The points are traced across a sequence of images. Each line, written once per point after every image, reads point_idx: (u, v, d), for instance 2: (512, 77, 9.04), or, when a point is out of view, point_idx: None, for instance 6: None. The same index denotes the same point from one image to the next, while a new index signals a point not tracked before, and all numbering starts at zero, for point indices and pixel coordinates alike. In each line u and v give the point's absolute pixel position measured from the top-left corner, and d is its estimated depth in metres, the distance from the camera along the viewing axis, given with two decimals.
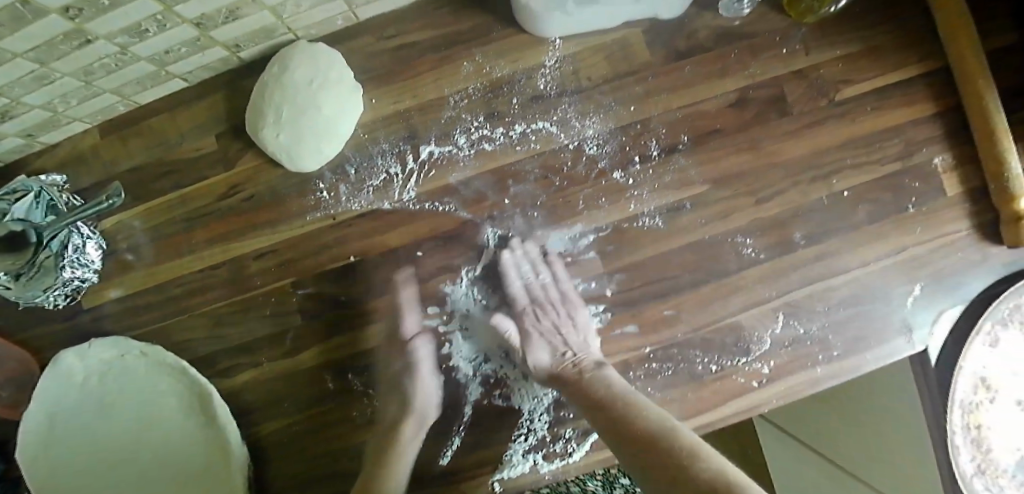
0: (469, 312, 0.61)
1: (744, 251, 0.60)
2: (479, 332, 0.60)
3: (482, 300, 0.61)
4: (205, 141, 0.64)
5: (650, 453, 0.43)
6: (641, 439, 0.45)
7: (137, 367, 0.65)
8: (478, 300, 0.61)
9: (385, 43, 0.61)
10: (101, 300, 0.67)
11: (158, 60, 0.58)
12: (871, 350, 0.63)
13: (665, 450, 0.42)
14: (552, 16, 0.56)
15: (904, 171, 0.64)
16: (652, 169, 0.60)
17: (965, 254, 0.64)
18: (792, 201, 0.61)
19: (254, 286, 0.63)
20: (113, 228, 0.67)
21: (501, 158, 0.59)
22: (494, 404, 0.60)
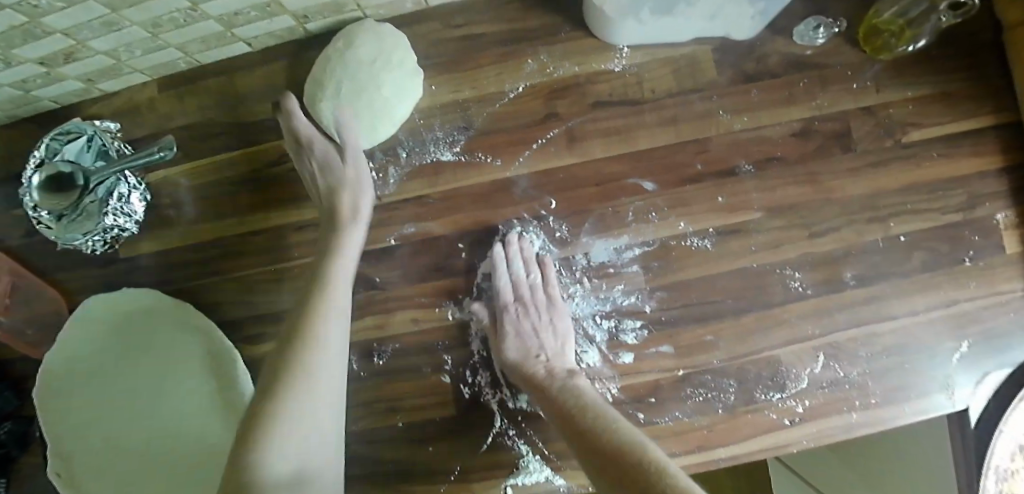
0: None
1: (791, 284, 0.59)
2: None
3: None
4: (260, 108, 0.65)
5: (597, 453, 0.43)
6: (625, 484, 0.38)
7: (163, 323, 0.65)
8: None
9: (452, 31, 0.60)
10: (135, 251, 0.67)
11: (225, 20, 0.58)
12: (910, 402, 0.60)
13: (635, 468, 0.39)
14: (624, 23, 0.55)
15: (965, 222, 0.61)
16: (708, 190, 0.58)
17: (1019, 316, 0.61)
18: (847, 239, 0.59)
19: (291, 257, 0.63)
20: (159, 182, 0.67)
21: (554, 160, 0.59)
22: (518, 407, 0.59)
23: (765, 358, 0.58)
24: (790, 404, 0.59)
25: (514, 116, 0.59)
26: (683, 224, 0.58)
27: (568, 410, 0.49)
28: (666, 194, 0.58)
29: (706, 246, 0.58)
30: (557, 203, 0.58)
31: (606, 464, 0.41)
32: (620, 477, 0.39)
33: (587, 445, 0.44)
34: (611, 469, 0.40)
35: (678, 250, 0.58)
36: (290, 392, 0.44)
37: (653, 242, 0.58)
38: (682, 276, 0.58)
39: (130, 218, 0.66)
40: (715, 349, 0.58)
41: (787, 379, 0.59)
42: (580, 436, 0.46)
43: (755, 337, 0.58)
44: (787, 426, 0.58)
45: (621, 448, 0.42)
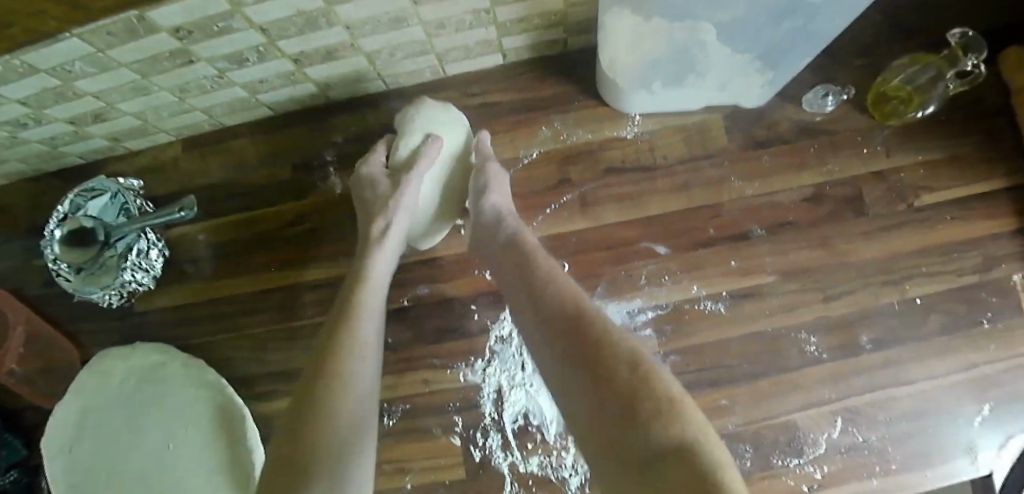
0: (512, 371, 0.60)
1: (806, 348, 0.58)
2: (521, 392, 0.59)
3: (527, 361, 0.60)
4: (280, 168, 0.66)
5: (575, 355, 0.33)
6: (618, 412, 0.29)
7: (172, 378, 0.65)
8: (523, 361, 0.60)
9: (469, 99, 0.63)
10: (154, 306, 0.68)
11: (250, 88, 0.60)
12: (931, 468, 0.59)
13: (613, 376, 0.31)
14: (637, 93, 0.57)
15: (982, 285, 0.61)
16: (720, 253, 0.59)
17: None
18: (861, 302, 0.59)
19: (307, 315, 0.64)
20: (179, 238, 0.69)
21: (567, 224, 0.60)
22: (529, 471, 0.58)
23: (781, 423, 0.58)
24: (808, 470, 0.58)
25: (528, 181, 0.61)
26: (696, 287, 0.58)
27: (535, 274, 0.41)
28: (678, 258, 0.59)
29: (720, 309, 0.58)
30: (570, 266, 0.59)
31: (590, 347, 0.33)
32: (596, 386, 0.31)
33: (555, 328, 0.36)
34: (589, 357, 0.32)
35: (691, 313, 0.58)
36: (347, 372, 0.39)
37: (667, 306, 0.58)
38: (696, 339, 0.58)
39: (148, 272, 0.66)
40: (731, 413, 0.58)
41: (805, 444, 0.58)
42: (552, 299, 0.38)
43: (771, 402, 0.58)
44: (806, 492, 0.57)
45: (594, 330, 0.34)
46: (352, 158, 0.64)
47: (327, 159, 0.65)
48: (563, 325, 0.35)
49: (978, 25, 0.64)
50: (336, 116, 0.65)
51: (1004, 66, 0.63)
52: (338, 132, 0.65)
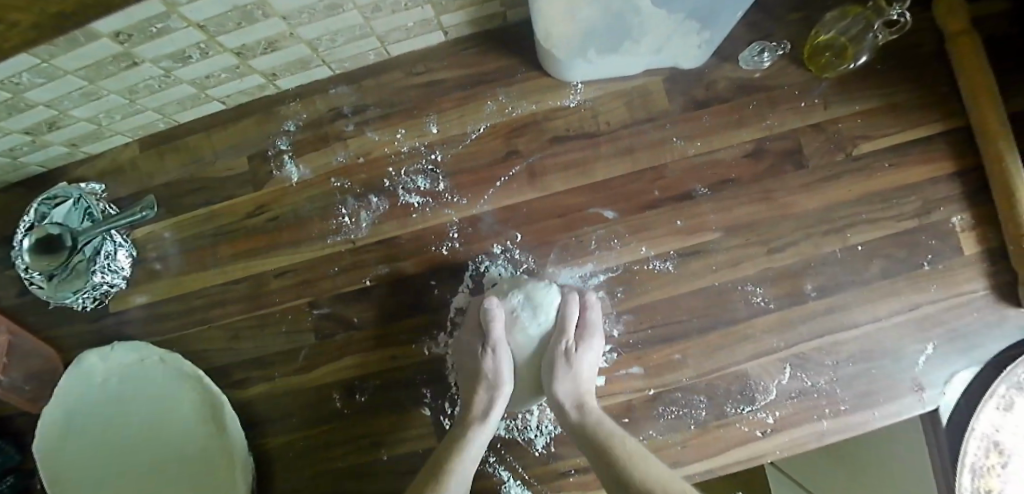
0: None
1: (753, 300, 0.61)
2: None
3: None
4: (237, 161, 0.67)
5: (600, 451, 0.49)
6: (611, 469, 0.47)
7: (155, 373, 0.67)
8: None
9: (414, 78, 0.64)
10: (125, 305, 0.70)
11: (199, 83, 0.61)
12: (879, 406, 0.62)
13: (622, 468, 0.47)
14: (574, 62, 0.58)
15: (920, 228, 0.63)
16: (667, 214, 0.61)
17: (981, 314, 0.63)
18: (804, 253, 0.62)
19: (272, 303, 0.65)
20: (144, 238, 0.70)
21: (517, 196, 0.62)
22: (497, 434, 0.61)
23: (733, 373, 0.60)
24: (760, 415, 0.60)
25: (476, 156, 0.63)
26: (644, 249, 0.61)
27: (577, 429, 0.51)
28: (626, 221, 0.61)
29: (668, 268, 0.60)
30: (522, 236, 0.61)
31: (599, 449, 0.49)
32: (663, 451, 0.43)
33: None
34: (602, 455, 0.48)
35: (641, 274, 0.60)
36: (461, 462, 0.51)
37: (616, 268, 0.60)
38: (646, 298, 0.60)
39: (117, 274, 0.68)
40: (684, 367, 0.60)
41: (756, 391, 0.60)
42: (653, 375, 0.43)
43: (722, 354, 0.60)
44: (760, 437, 0.60)
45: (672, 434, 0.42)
46: (306, 146, 0.66)
47: (282, 148, 0.66)
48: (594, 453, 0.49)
49: None
50: (287, 106, 0.67)
51: (938, 10, 0.64)
52: (290, 121, 0.66)
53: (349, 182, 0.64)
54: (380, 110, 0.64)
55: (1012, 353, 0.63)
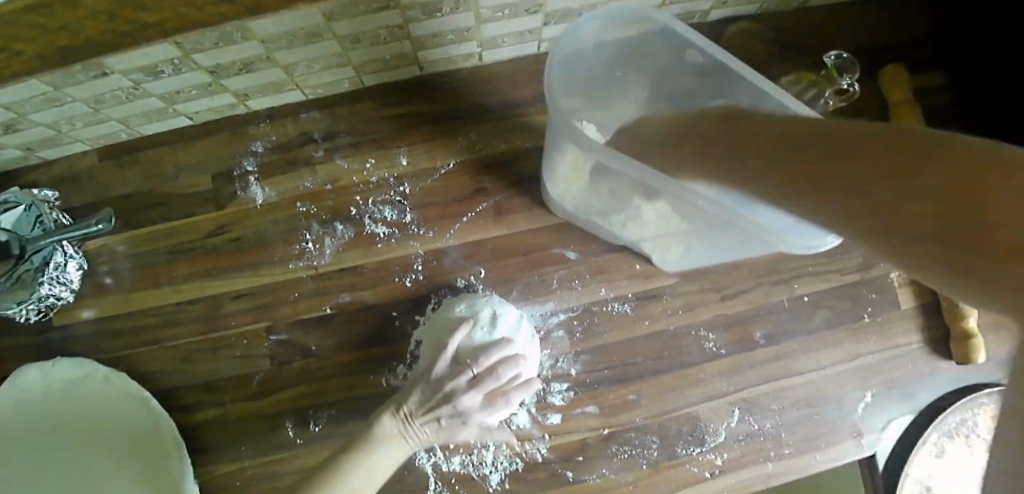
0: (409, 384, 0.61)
1: (706, 344, 0.63)
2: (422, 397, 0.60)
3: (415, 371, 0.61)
4: (201, 178, 0.66)
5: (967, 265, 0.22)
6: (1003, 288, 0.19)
7: (96, 393, 0.64)
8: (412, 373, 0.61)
9: (388, 110, 0.65)
10: (71, 319, 0.67)
11: (167, 98, 0.60)
12: (821, 450, 0.64)
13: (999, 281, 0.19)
14: (561, 203, 0.59)
15: (863, 283, 0.67)
16: (628, 258, 0.63)
17: (916, 366, 0.67)
18: (755, 301, 0.64)
19: (227, 326, 0.64)
20: (97, 250, 0.68)
21: (482, 232, 0.62)
22: (451, 469, 0.60)
23: (685, 415, 0.62)
24: (709, 457, 0.62)
25: (444, 190, 0.63)
26: (605, 290, 0.62)
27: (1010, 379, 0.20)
28: (588, 263, 0.62)
29: (627, 310, 0.62)
30: (486, 272, 0.62)
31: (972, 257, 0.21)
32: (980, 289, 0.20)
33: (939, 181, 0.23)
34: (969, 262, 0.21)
35: (600, 314, 0.62)
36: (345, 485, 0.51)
37: (577, 307, 0.62)
38: (603, 339, 0.62)
39: (66, 286, 0.66)
40: (638, 407, 0.61)
41: (706, 433, 0.62)
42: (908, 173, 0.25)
43: (675, 395, 0.62)
44: (708, 477, 0.62)
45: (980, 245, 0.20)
46: (274, 168, 0.65)
47: (248, 169, 0.65)
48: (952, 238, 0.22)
49: (858, 44, 0.70)
50: (256, 126, 0.66)
51: (888, 77, 0.69)
52: (259, 142, 0.66)
53: (315, 207, 0.64)
54: (351, 138, 0.65)
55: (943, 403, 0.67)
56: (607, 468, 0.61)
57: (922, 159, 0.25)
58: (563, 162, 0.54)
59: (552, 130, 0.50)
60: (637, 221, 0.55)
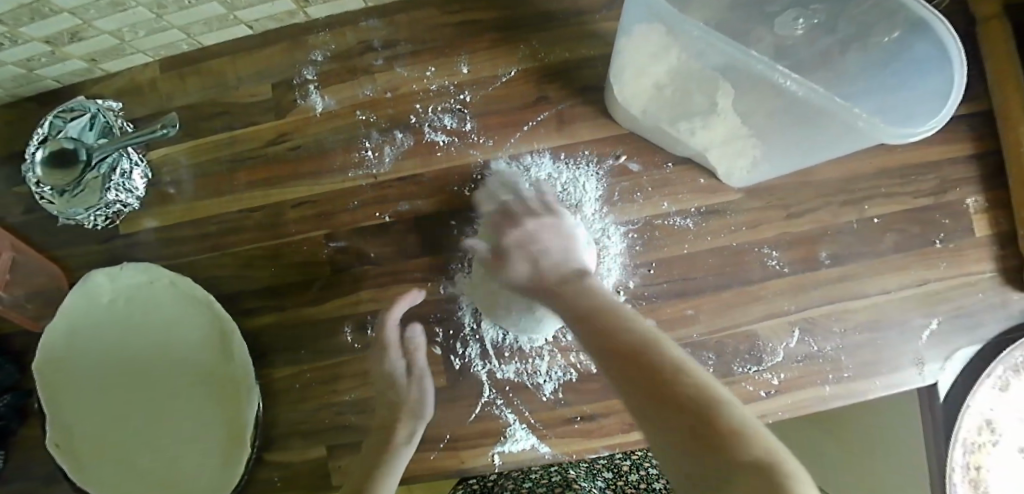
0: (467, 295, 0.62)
1: (769, 262, 0.61)
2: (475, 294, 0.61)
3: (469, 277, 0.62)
4: (260, 87, 0.66)
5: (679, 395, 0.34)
6: (671, 399, 0.33)
7: (163, 295, 0.66)
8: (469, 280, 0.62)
9: (448, 17, 0.63)
10: (136, 228, 0.68)
11: (228, 3, 0.60)
12: (881, 377, 0.63)
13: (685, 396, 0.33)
14: (631, 109, 0.57)
15: (936, 207, 0.64)
16: (690, 171, 0.61)
17: (987, 295, 0.64)
18: (822, 220, 0.62)
19: (287, 233, 0.65)
20: (159, 160, 0.69)
21: (543, 142, 0.62)
22: (506, 377, 0.61)
23: (742, 333, 0.61)
24: (766, 376, 0.61)
25: (505, 99, 0.62)
26: (666, 204, 0.61)
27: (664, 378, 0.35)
28: (650, 175, 0.61)
29: (688, 225, 0.61)
30: (547, 183, 0.62)
31: (657, 394, 0.34)
32: (687, 430, 0.31)
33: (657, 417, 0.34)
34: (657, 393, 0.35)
35: (661, 228, 0.61)
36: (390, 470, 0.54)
37: (637, 221, 0.61)
38: (662, 254, 0.61)
39: (131, 193, 0.66)
40: (696, 323, 0.61)
41: (764, 353, 0.61)
42: (643, 356, 0.38)
43: (735, 312, 0.61)
44: (764, 397, 0.61)
45: (713, 401, 0.33)
46: (332, 77, 0.65)
47: (308, 78, 0.65)
48: (657, 393, 0.34)
49: None
50: (314, 35, 0.65)
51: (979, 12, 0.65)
52: (318, 51, 0.65)
53: (375, 115, 0.63)
54: (411, 47, 0.64)
55: (1012, 335, 0.64)
56: None
57: (670, 399, 0.34)
58: (643, 56, 0.53)
59: (632, 10, 0.48)
60: (706, 128, 0.54)
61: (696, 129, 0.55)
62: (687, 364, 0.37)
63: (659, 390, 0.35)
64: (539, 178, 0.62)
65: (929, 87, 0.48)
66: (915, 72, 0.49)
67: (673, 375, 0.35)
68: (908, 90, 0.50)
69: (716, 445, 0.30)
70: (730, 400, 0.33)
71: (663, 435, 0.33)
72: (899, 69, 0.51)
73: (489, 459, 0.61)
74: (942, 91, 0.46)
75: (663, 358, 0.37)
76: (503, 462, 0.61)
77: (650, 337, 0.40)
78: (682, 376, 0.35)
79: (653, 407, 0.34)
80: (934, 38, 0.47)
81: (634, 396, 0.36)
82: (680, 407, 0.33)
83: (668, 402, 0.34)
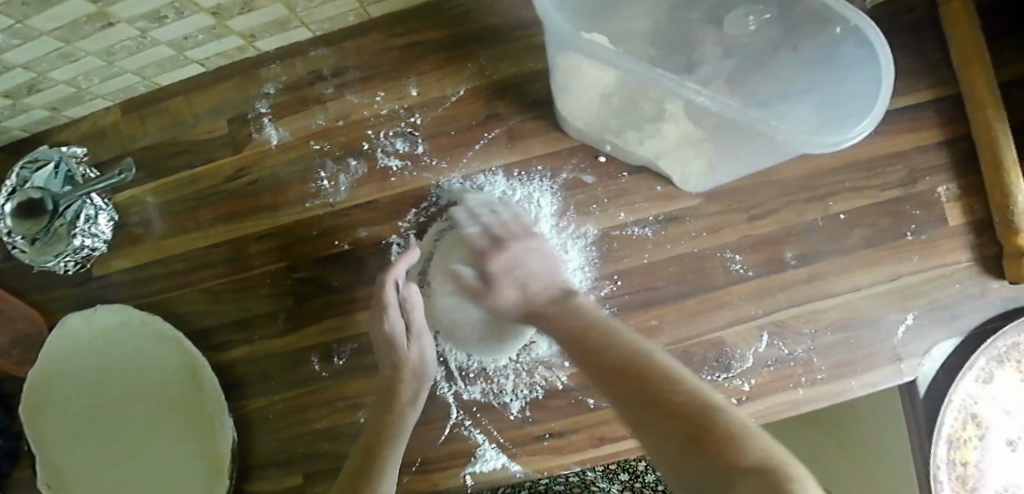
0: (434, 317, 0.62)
1: (732, 267, 0.60)
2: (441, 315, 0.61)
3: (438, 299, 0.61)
4: (217, 124, 0.66)
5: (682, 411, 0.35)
6: (662, 416, 0.36)
7: (137, 334, 0.67)
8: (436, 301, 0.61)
9: (395, 40, 0.63)
10: (108, 270, 0.70)
11: (176, 45, 0.60)
12: (858, 377, 0.61)
13: (676, 412, 0.35)
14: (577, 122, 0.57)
15: (905, 199, 0.62)
16: (646, 180, 0.60)
17: (964, 285, 0.62)
18: (785, 220, 0.61)
19: (251, 266, 0.65)
20: (126, 203, 0.69)
21: (495, 159, 0.61)
22: (472, 398, 0.61)
23: (708, 341, 0.60)
24: (736, 383, 0.61)
25: (456, 119, 0.62)
26: (623, 215, 0.60)
27: (667, 392, 0.37)
28: (605, 186, 0.60)
29: (647, 234, 0.60)
30: (503, 201, 0.61)
31: (676, 413, 0.35)
32: (692, 440, 0.33)
33: (655, 430, 0.36)
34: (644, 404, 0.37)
35: (618, 239, 0.60)
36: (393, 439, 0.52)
37: (594, 234, 0.61)
38: (621, 265, 0.60)
39: (98, 237, 0.67)
40: (660, 333, 0.60)
41: (732, 359, 0.60)
42: (643, 377, 0.39)
43: (699, 320, 0.60)
44: (735, 404, 0.60)
45: (711, 406, 0.35)
46: (286, 109, 0.65)
47: (261, 111, 0.66)
48: (658, 410, 0.36)
49: None
50: (266, 68, 0.66)
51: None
52: (270, 84, 0.65)
53: (328, 144, 0.64)
54: (360, 73, 0.64)
55: (992, 325, 0.62)
56: None
57: (654, 401, 0.37)
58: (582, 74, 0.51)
59: (557, 48, 0.48)
60: (654, 139, 0.54)
61: (644, 140, 0.55)
62: (669, 368, 0.40)
63: (654, 395, 0.37)
64: (494, 196, 0.61)
65: (866, 84, 0.48)
66: (851, 69, 0.49)
67: (658, 373, 0.39)
68: (848, 85, 0.50)
69: (721, 445, 0.31)
70: (725, 404, 0.35)
71: (666, 462, 0.35)
72: (839, 64, 0.50)
73: (461, 481, 0.61)
74: (875, 90, 0.46)
75: (663, 371, 0.39)
76: (475, 483, 0.61)
77: (640, 349, 0.43)
78: (673, 383, 0.38)
79: (682, 432, 0.34)
80: (863, 36, 0.46)
81: (648, 413, 0.37)
82: (671, 414, 0.35)
83: (663, 409, 0.36)
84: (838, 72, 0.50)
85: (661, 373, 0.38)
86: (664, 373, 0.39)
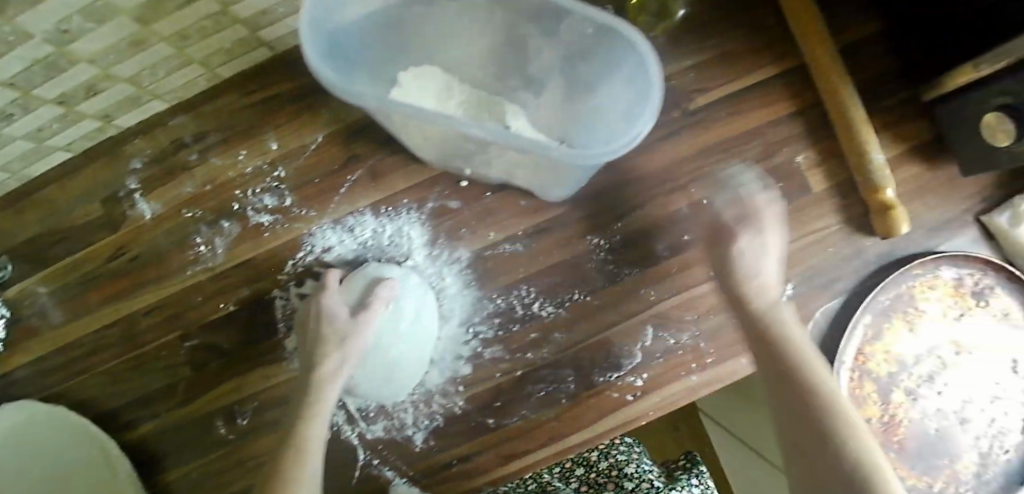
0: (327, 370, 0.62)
1: (607, 267, 0.61)
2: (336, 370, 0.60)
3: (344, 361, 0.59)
4: (93, 206, 0.67)
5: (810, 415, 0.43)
6: (814, 439, 0.42)
7: (43, 428, 0.66)
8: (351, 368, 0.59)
9: (250, 99, 0.64)
10: (9, 366, 0.69)
11: (34, 137, 0.61)
12: (749, 354, 0.62)
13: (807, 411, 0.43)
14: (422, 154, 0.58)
15: (768, 173, 0.64)
16: (510, 196, 0.61)
17: (838, 247, 0.64)
18: (652, 213, 0.62)
19: (146, 341, 0.66)
20: (17, 298, 0.69)
21: (362, 199, 0.62)
22: (376, 436, 0.61)
23: (597, 342, 0.61)
24: (629, 379, 0.61)
25: (319, 166, 0.63)
26: (493, 234, 0.61)
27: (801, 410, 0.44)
28: (471, 209, 0.62)
29: (519, 249, 0.61)
30: (376, 237, 0.62)
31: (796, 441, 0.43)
32: (801, 451, 0.43)
33: (791, 434, 0.44)
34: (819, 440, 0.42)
35: (493, 258, 0.61)
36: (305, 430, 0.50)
37: (468, 256, 0.61)
38: (499, 282, 0.61)
39: None
40: (546, 343, 0.61)
41: (623, 357, 0.61)
42: (786, 373, 0.46)
43: (585, 324, 0.61)
44: (632, 401, 0.61)
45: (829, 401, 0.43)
46: (155, 181, 0.66)
47: (132, 188, 0.66)
48: (802, 441, 0.43)
49: None
50: (131, 144, 0.66)
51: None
52: (136, 159, 0.66)
53: (200, 210, 0.64)
54: (221, 136, 0.65)
55: (872, 281, 0.63)
56: (525, 406, 0.60)
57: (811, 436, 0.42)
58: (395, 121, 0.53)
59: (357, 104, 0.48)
60: (491, 161, 0.55)
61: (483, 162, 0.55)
62: (794, 345, 0.47)
63: (800, 444, 0.43)
64: (366, 234, 0.62)
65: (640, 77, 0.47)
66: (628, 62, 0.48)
67: (803, 389, 0.44)
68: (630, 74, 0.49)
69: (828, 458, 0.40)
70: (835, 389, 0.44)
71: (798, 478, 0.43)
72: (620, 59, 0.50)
73: None
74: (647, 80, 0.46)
75: (796, 382, 0.45)
76: None
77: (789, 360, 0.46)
78: (816, 401, 0.43)
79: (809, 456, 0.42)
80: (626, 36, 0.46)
81: (797, 439, 0.43)
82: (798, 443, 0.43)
83: (810, 453, 0.42)
84: (622, 68, 0.50)
85: (803, 371, 0.45)
86: (800, 374, 0.45)
